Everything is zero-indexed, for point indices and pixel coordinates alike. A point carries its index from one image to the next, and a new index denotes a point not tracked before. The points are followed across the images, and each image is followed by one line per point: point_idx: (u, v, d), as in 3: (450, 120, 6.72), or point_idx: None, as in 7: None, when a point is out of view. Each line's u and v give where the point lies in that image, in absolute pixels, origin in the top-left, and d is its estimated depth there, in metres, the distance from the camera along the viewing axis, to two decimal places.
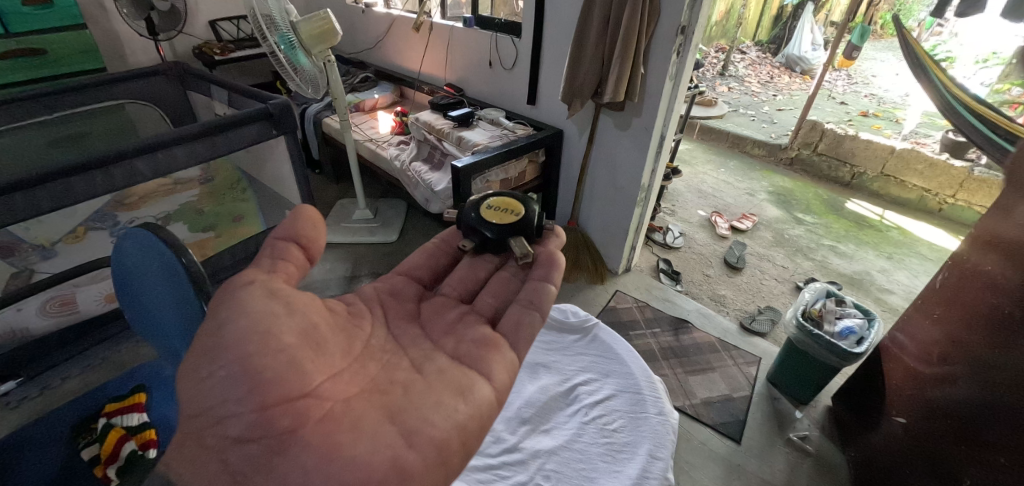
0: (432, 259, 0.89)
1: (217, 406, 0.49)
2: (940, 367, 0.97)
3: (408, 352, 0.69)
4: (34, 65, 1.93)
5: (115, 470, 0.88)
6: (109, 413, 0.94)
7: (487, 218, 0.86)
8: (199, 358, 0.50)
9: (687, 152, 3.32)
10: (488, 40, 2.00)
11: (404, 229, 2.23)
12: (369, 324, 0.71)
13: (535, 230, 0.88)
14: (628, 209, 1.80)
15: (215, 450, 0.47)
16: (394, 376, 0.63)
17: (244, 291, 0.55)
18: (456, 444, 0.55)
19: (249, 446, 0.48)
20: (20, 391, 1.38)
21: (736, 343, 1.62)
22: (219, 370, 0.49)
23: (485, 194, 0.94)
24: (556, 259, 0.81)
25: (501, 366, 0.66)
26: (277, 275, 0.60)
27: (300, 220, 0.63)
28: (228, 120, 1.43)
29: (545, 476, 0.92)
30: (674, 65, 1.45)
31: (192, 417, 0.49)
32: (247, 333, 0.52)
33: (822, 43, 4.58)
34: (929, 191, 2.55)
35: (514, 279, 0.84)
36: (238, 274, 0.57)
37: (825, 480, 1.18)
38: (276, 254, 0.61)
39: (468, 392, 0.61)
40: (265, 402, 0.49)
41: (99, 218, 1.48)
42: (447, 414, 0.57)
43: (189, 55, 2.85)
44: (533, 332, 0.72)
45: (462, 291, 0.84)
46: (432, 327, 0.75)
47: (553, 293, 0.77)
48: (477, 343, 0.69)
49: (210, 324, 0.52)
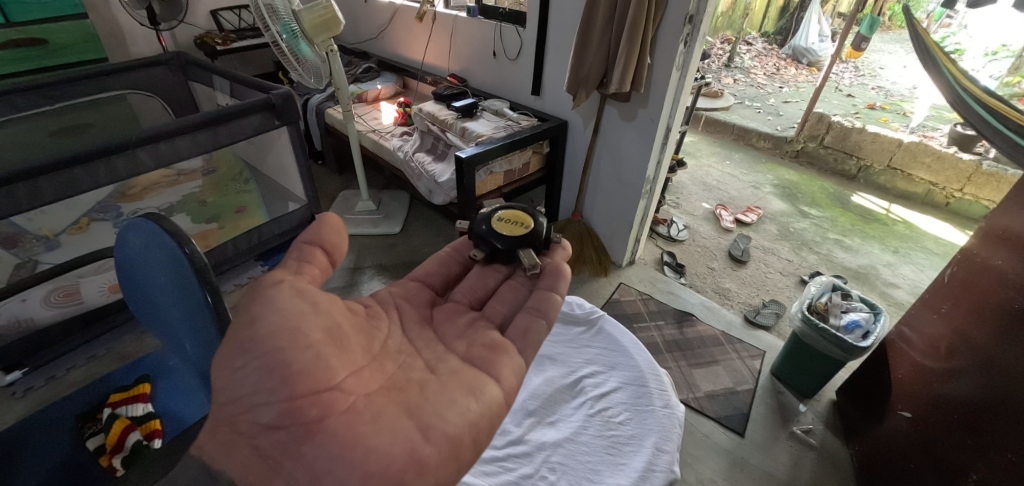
0: (444, 267, 0.89)
1: (248, 396, 0.50)
2: (946, 361, 0.98)
3: (423, 352, 0.69)
4: (37, 55, 1.91)
5: (121, 459, 0.85)
6: (114, 404, 0.93)
7: (498, 231, 0.84)
8: (230, 349, 0.51)
9: (692, 144, 3.31)
10: (492, 30, 1.98)
11: (408, 221, 2.23)
12: (386, 325, 0.71)
13: (544, 242, 0.86)
14: (634, 201, 1.80)
15: (248, 436, 0.49)
16: (410, 375, 0.63)
17: (274, 291, 0.57)
18: (468, 441, 0.55)
19: (278, 433, 0.49)
20: (26, 381, 1.38)
21: (740, 336, 1.62)
22: (249, 362, 0.51)
23: (494, 206, 0.92)
24: (563, 271, 0.80)
25: (509, 370, 0.66)
26: (302, 277, 0.61)
27: (325, 227, 0.65)
28: (232, 109, 1.42)
29: (550, 469, 0.92)
30: (682, 55, 1.44)
31: (224, 404, 0.50)
32: (277, 330, 0.52)
33: (830, 35, 4.52)
34: (937, 184, 2.54)
35: (523, 288, 0.83)
36: (266, 275, 0.59)
37: (826, 473, 1.19)
38: (302, 256, 0.62)
39: (479, 391, 0.61)
40: (296, 392, 0.50)
41: (101, 209, 1.48)
42: (460, 412, 0.57)
43: (190, 45, 2.82)
44: (541, 338, 0.72)
45: (473, 298, 0.83)
46: (444, 332, 0.74)
47: (559, 302, 0.77)
48: (487, 347, 0.69)
49: (243, 318, 0.53)
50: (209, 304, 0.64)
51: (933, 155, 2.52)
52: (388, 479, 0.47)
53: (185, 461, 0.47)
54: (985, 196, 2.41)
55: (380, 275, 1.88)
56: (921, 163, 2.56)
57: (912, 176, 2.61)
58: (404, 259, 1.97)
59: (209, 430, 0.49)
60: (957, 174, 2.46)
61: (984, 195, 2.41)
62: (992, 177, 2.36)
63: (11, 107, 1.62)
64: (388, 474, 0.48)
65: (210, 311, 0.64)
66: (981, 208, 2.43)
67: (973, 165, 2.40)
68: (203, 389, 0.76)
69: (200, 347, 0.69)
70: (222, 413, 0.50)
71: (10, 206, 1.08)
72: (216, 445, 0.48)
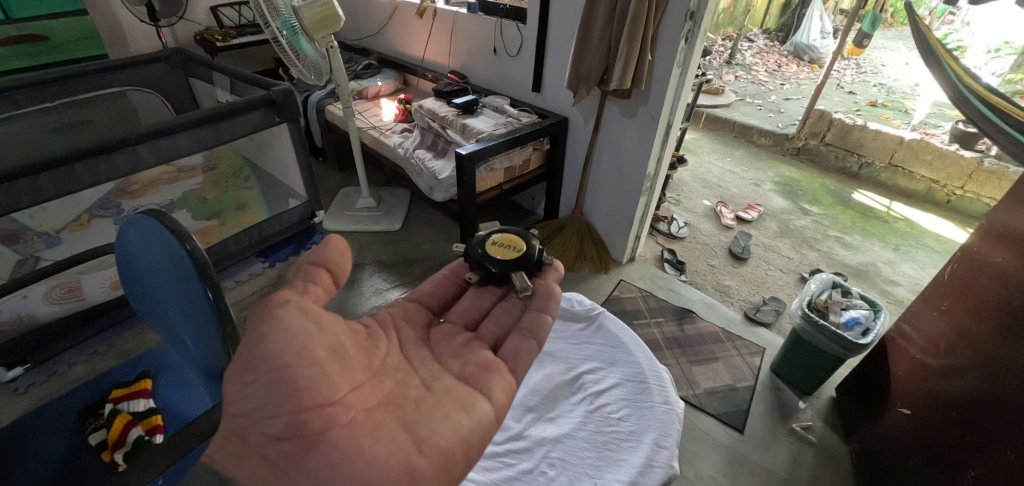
0: (441, 288, 0.88)
1: (254, 409, 0.50)
2: (946, 360, 0.98)
3: (419, 371, 0.68)
4: (35, 52, 1.90)
5: (123, 454, 0.80)
6: (116, 398, 0.87)
7: (492, 254, 0.84)
8: (239, 366, 0.51)
9: (693, 141, 3.30)
10: (493, 27, 1.97)
11: (408, 218, 2.23)
12: (385, 344, 0.70)
13: (535, 263, 0.86)
14: (634, 198, 1.80)
15: (257, 446, 0.50)
16: (407, 391, 0.64)
17: (281, 308, 0.56)
18: (459, 454, 0.57)
19: (285, 443, 0.50)
20: (27, 377, 1.38)
21: (740, 333, 1.63)
22: (261, 377, 0.50)
23: (489, 230, 0.93)
24: (554, 291, 0.80)
25: (501, 387, 0.66)
26: (308, 297, 0.59)
27: (328, 248, 0.64)
28: (231, 106, 1.41)
29: (550, 464, 0.93)
30: (682, 51, 1.43)
31: (234, 415, 0.50)
32: (284, 347, 0.52)
33: (833, 31, 4.49)
34: (938, 182, 2.54)
35: (515, 310, 0.82)
36: (274, 294, 0.57)
37: (824, 469, 1.20)
38: (308, 277, 0.61)
39: (471, 406, 0.62)
40: (302, 405, 0.50)
41: (102, 206, 1.49)
42: (453, 427, 0.58)
43: (190, 41, 2.81)
44: (531, 359, 0.72)
45: (469, 319, 0.82)
46: (440, 350, 0.73)
47: (550, 323, 0.76)
48: (480, 365, 0.69)
49: (251, 335, 0.53)
50: (210, 299, 0.64)
51: (935, 152, 2.51)
52: None
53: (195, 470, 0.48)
54: (986, 194, 2.41)
55: (380, 272, 1.88)
56: (923, 160, 2.56)
57: (913, 173, 2.61)
58: (404, 256, 1.97)
59: (220, 439, 0.50)
60: (958, 172, 2.46)
61: (985, 193, 2.41)
62: (993, 175, 2.36)
63: (11, 104, 1.62)
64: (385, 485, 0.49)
65: (211, 306, 0.64)
66: (982, 206, 2.42)
67: (974, 162, 2.40)
68: (205, 384, 0.76)
69: (200, 343, 0.69)
70: (231, 425, 0.51)
71: (10, 202, 1.08)
72: (227, 454, 0.50)
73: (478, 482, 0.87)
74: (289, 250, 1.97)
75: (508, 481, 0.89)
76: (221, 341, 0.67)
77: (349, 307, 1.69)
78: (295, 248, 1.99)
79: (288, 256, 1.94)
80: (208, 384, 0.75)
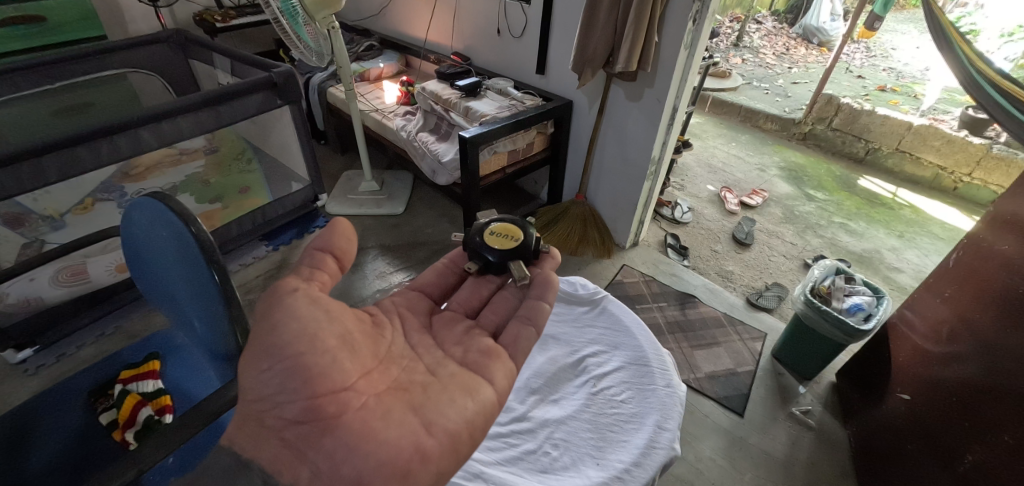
0: (442, 276, 0.88)
1: (272, 395, 0.52)
2: (947, 346, 1.00)
3: (424, 357, 0.69)
4: (34, 33, 1.87)
5: (133, 433, 0.78)
6: (125, 379, 0.85)
7: (489, 242, 0.84)
8: (255, 354, 0.53)
9: (698, 125, 3.27)
10: (497, 7, 1.92)
11: (410, 202, 2.22)
12: (390, 331, 0.71)
13: (534, 252, 0.85)
14: (638, 182, 1.79)
15: (274, 430, 0.51)
16: (413, 376, 0.64)
17: (292, 299, 0.57)
18: (466, 435, 0.58)
19: (302, 427, 0.51)
20: (37, 358, 1.40)
21: (742, 318, 1.65)
22: (277, 364, 0.52)
23: (490, 218, 0.92)
24: (554, 280, 0.80)
25: (503, 372, 0.68)
26: (314, 283, 0.60)
27: (334, 234, 0.64)
28: (230, 88, 1.39)
29: (554, 445, 0.95)
30: (690, 33, 1.40)
31: (251, 401, 0.52)
32: (296, 335, 0.54)
33: (843, 13, 4.40)
34: (945, 168, 2.53)
35: (513, 298, 0.82)
36: (280, 282, 0.58)
37: (822, 452, 1.23)
38: (314, 263, 0.61)
39: (474, 390, 0.63)
40: (316, 391, 0.52)
41: (105, 189, 1.44)
42: (459, 410, 0.60)
43: (189, 22, 2.75)
44: (531, 345, 0.73)
45: (469, 308, 0.83)
46: (443, 338, 0.74)
47: (548, 310, 0.77)
48: (481, 351, 0.70)
49: (265, 324, 0.54)
50: (217, 282, 0.64)
51: (943, 138, 2.50)
52: (396, 469, 0.51)
53: (216, 451, 0.50)
54: (993, 181, 2.40)
55: (383, 256, 1.88)
56: (931, 146, 2.55)
57: (920, 159, 2.60)
58: (406, 241, 1.97)
59: (239, 423, 0.52)
60: (967, 158, 2.45)
61: (993, 180, 2.40)
62: (1002, 162, 2.35)
63: (11, 87, 1.62)
64: (397, 465, 0.51)
65: (217, 289, 0.64)
66: (988, 193, 2.42)
67: (983, 148, 2.39)
68: (213, 367, 0.77)
69: (208, 325, 0.69)
70: (248, 409, 0.52)
71: (14, 186, 1.08)
72: (246, 437, 0.51)
73: (482, 462, 0.90)
74: (292, 234, 1.97)
75: (511, 461, 0.91)
76: (228, 323, 0.67)
77: (352, 291, 1.70)
78: (297, 231, 1.99)
79: (291, 240, 1.94)
80: (217, 366, 0.75)
